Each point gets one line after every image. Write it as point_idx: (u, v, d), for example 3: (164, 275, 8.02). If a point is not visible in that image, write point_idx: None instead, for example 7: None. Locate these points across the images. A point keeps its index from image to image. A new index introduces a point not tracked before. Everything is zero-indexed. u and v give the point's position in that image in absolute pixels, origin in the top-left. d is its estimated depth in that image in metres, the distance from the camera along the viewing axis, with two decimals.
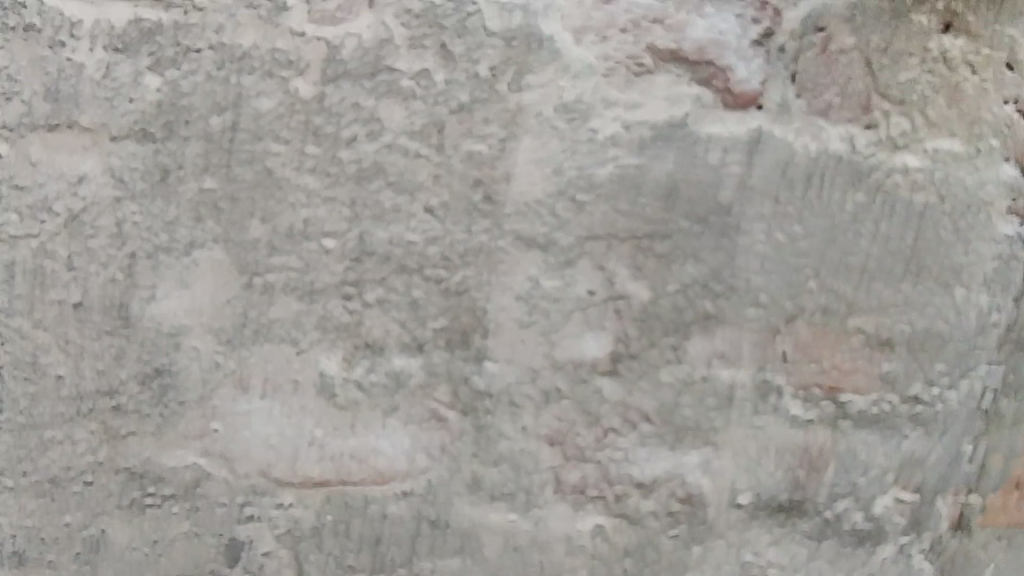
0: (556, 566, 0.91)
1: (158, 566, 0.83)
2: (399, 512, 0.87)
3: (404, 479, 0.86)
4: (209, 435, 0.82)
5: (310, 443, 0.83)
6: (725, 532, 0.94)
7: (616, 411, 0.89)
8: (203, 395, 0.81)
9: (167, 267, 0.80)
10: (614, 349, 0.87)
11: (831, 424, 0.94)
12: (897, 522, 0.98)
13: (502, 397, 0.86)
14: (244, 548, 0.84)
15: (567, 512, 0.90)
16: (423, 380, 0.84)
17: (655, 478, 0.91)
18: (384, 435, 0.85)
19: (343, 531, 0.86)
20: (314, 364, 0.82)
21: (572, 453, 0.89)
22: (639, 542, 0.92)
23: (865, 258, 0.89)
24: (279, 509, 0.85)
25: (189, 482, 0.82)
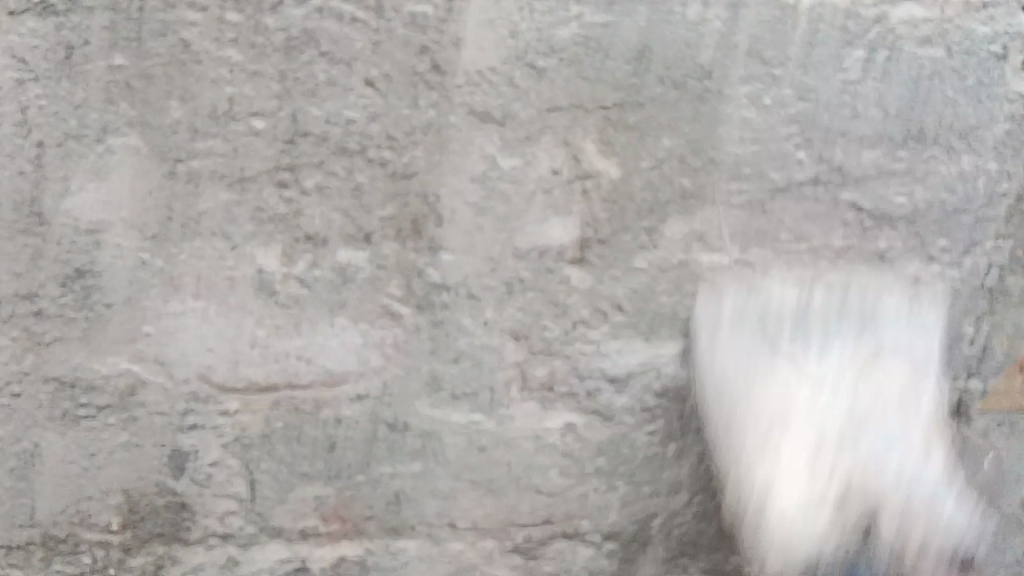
0: (524, 464, 0.88)
1: (98, 477, 0.79)
2: (354, 416, 0.83)
3: (357, 381, 0.81)
4: (141, 338, 0.76)
5: (252, 343, 0.78)
6: (704, 426, 0.90)
7: (585, 302, 0.83)
8: (131, 297, 0.74)
9: (80, 157, 0.70)
10: (583, 235, 0.80)
11: (827, 310, 0.86)
12: None
13: (460, 290, 0.80)
14: (190, 459, 0.81)
15: (534, 410, 0.87)
16: (373, 275, 0.78)
17: (629, 373, 0.86)
18: (332, 334, 0.79)
19: (295, 438, 0.82)
20: (250, 261, 0.75)
21: (538, 347, 0.84)
22: (610, 439, 0.89)
23: (860, 123, 0.81)
24: (224, 417, 0.80)
25: (125, 390, 0.77)
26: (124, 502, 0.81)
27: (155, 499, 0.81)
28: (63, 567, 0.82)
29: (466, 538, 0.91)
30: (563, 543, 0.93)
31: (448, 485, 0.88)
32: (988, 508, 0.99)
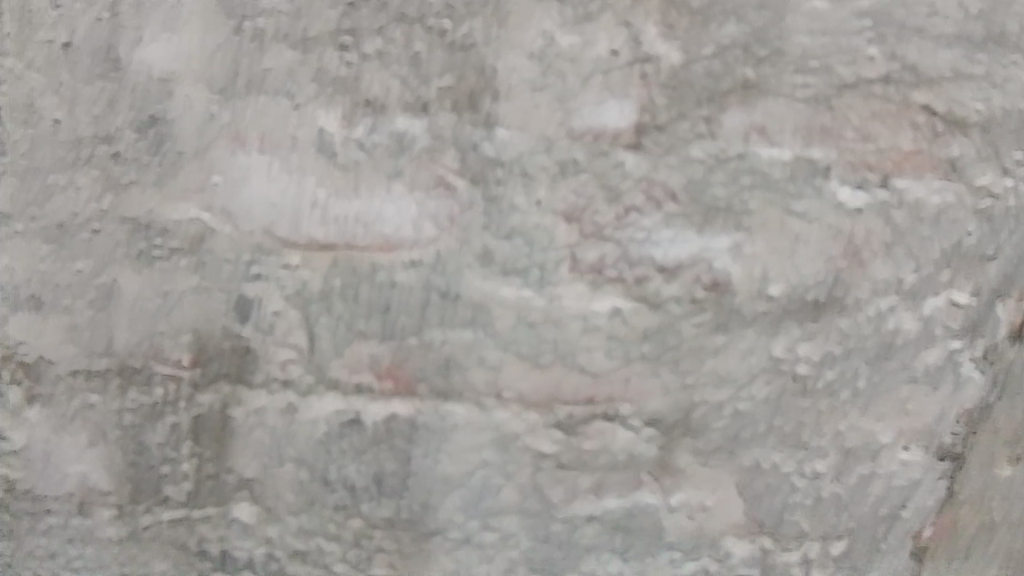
0: (570, 343, 0.91)
1: (171, 316, 0.86)
2: (408, 282, 0.86)
3: (412, 249, 0.85)
4: (210, 189, 0.82)
5: (312, 204, 0.82)
6: (753, 322, 0.91)
7: (640, 188, 0.84)
8: (200, 148, 0.80)
9: (152, 8, 0.77)
10: (639, 120, 0.83)
11: (883, 214, 0.87)
12: (946, 326, 0.94)
13: (513, 167, 0.83)
14: (255, 307, 0.86)
15: (582, 292, 0.89)
16: (429, 145, 0.82)
17: (679, 264, 0.87)
18: (390, 201, 0.83)
19: (352, 296, 0.87)
20: (312, 121, 0.80)
21: (590, 231, 0.86)
22: (657, 326, 0.91)
23: (938, 18, 0.83)
24: (286, 271, 0.85)
25: (194, 236, 0.83)
26: (194, 342, 0.87)
27: (222, 341, 0.87)
28: (138, 396, 0.89)
29: (510, 409, 0.94)
30: (604, 425, 0.96)
31: (495, 357, 0.91)
32: None
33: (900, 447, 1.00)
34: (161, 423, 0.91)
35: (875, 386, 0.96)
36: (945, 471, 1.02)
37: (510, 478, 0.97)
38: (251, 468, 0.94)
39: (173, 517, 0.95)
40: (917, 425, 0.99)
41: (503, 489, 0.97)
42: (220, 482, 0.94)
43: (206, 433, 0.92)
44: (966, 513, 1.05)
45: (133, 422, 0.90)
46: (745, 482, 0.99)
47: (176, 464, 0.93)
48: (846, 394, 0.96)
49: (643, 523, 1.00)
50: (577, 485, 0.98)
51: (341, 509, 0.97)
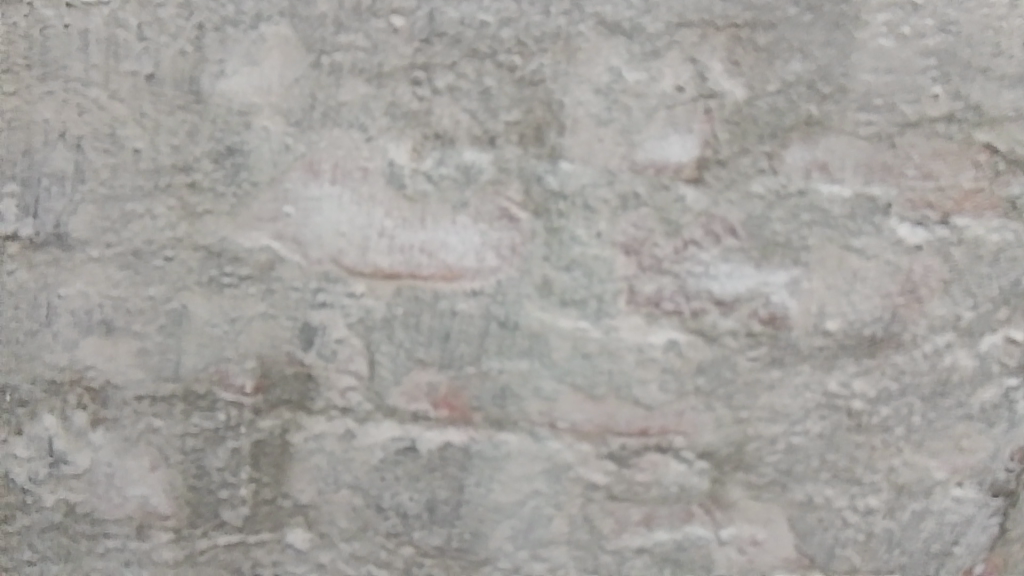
0: (625, 376, 0.92)
1: (237, 341, 0.89)
2: (468, 310, 0.88)
3: (474, 278, 0.87)
4: (282, 218, 0.85)
5: (380, 233, 0.85)
6: (808, 357, 0.92)
7: (698, 222, 0.86)
8: (274, 178, 0.84)
9: (235, 43, 0.81)
10: (702, 154, 0.84)
11: (943, 252, 0.88)
12: (1003, 362, 0.94)
13: (576, 200, 0.85)
14: (319, 333, 0.88)
15: (639, 324, 0.90)
16: (494, 177, 0.84)
17: (736, 296, 0.88)
18: (454, 231, 0.85)
19: (414, 325, 0.88)
20: (382, 154, 0.83)
21: (648, 263, 0.87)
22: (712, 359, 0.92)
23: (1003, 59, 0.84)
24: (350, 298, 0.87)
25: (264, 264, 0.86)
26: (258, 367, 0.90)
27: (286, 366, 0.89)
28: (201, 420, 0.91)
29: (564, 439, 0.94)
30: (656, 456, 0.96)
31: (550, 387, 0.92)
32: None
33: (954, 483, 0.99)
34: (222, 447, 0.92)
35: (931, 423, 0.96)
36: (998, 507, 1.01)
37: (560, 510, 0.97)
38: (307, 493, 0.95)
39: (227, 541, 0.96)
40: (972, 462, 0.99)
41: (554, 520, 0.98)
42: (276, 507, 0.95)
43: (265, 457, 0.93)
44: (1018, 551, 1.04)
45: (194, 446, 0.92)
46: (798, 519, 0.99)
47: (234, 489, 0.94)
48: (900, 429, 0.96)
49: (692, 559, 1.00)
50: (627, 517, 0.98)
51: (392, 537, 0.97)
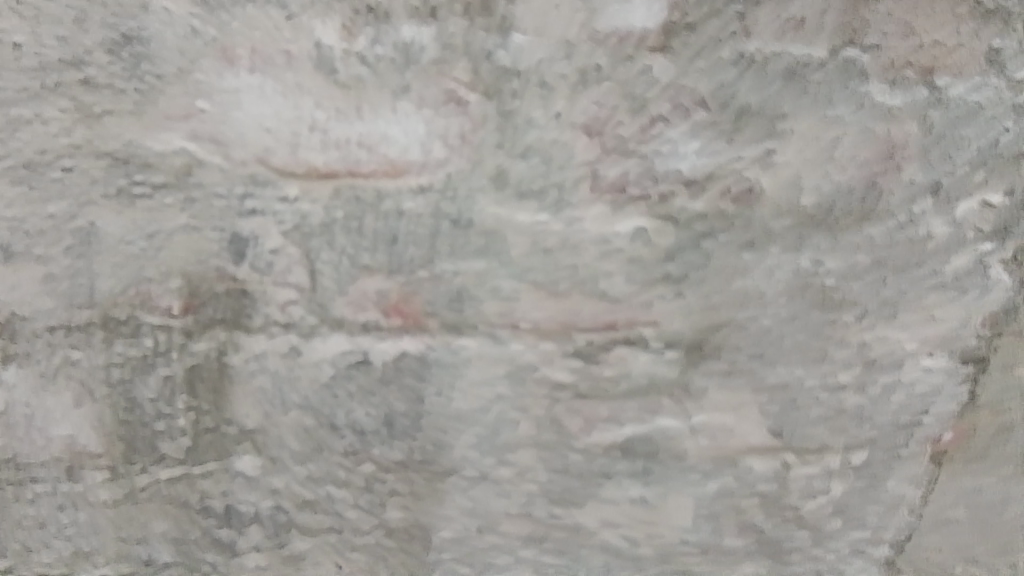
0: (589, 268, 0.86)
1: (158, 259, 0.80)
2: (417, 210, 0.81)
3: (420, 172, 0.79)
4: (197, 115, 0.76)
5: (311, 127, 0.77)
6: (779, 238, 0.87)
7: (665, 96, 0.80)
8: (183, 69, 0.74)
9: None
10: (668, 21, 0.77)
11: (920, 115, 0.84)
12: (978, 228, 0.90)
13: (531, 77, 0.77)
14: (250, 244, 0.80)
15: (603, 213, 0.84)
16: (438, 57, 0.76)
17: (705, 175, 0.83)
18: (396, 121, 0.77)
19: (356, 229, 0.81)
20: (308, 33, 0.74)
21: (612, 145, 0.81)
22: (679, 246, 0.86)
23: None
24: (284, 204, 0.79)
25: (180, 169, 0.77)
26: (185, 287, 0.81)
27: (215, 284, 0.81)
28: (126, 349, 0.83)
29: (526, 340, 0.88)
30: (624, 350, 0.91)
31: (509, 286, 0.85)
32: None
33: (924, 354, 0.96)
34: (153, 376, 0.84)
35: (904, 296, 0.92)
36: (967, 374, 0.98)
37: (526, 412, 0.92)
38: (252, 418, 0.87)
39: (171, 476, 0.89)
40: (941, 332, 0.95)
41: (519, 424, 0.92)
42: (220, 435, 0.88)
43: (202, 384, 0.85)
44: (984, 417, 1.02)
45: (121, 378, 0.84)
46: (770, 407, 0.96)
47: (172, 420, 0.87)
48: (874, 304, 0.92)
49: (663, 451, 0.96)
50: (596, 413, 0.93)
51: (350, 455, 0.91)
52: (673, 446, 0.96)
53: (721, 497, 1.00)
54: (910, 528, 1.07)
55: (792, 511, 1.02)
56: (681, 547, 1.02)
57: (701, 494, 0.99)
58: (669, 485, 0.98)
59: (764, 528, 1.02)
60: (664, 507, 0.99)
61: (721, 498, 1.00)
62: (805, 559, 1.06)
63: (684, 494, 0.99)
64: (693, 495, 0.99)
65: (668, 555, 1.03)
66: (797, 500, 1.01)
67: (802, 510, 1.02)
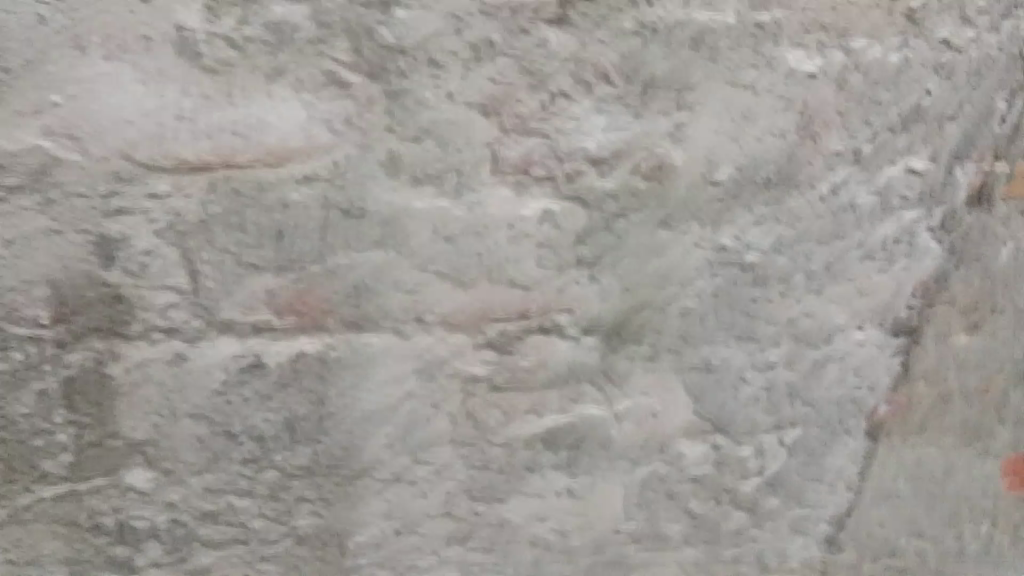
0: (496, 255, 0.81)
1: (18, 268, 0.73)
2: (303, 201, 0.74)
3: (305, 159, 0.73)
4: (49, 110, 0.68)
5: (178, 116, 0.70)
6: (696, 214, 0.83)
7: (566, 70, 0.75)
8: (31, 59, 0.67)
9: None
10: None
11: (837, 79, 0.81)
12: (904, 196, 0.87)
13: (417, 55, 0.72)
14: (120, 246, 0.73)
15: (507, 196, 0.79)
16: (317, 34, 0.70)
17: (612, 152, 0.79)
18: (273, 105, 0.71)
19: (238, 225, 0.74)
20: (168, 15, 0.68)
21: (512, 124, 0.76)
22: (591, 227, 0.82)
23: None
24: (154, 201, 0.72)
25: (36, 168, 0.70)
26: (52, 295, 0.74)
27: (86, 290, 0.74)
28: None
29: (435, 334, 0.83)
30: (540, 339, 0.87)
31: (413, 279, 0.80)
32: (997, 302, 0.98)
33: (854, 329, 0.94)
34: (25, 392, 0.77)
35: (829, 270, 0.89)
36: (901, 347, 0.97)
37: (440, 408, 0.87)
38: (141, 430, 0.81)
39: (56, 494, 0.82)
40: (873, 305, 0.93)
41: (434, 421, 0.87)
42: (107, 450, 0.81)
43: (83, 396, 0.78)
44: (920, 389, 1.02)
45: None
46: (696, 388, 0.94)
47: (52, 437, 0.80)
48: (800, 278, 0.89)
49: (586, 439, 0.93)
50: (513, 405, 0.89)
51: (251, 464, 0.85)
52: (596, 432, 0.93)
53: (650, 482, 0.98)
54: (847, 505, 1.06)
55: (725, 493, 1.01)
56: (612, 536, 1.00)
57: (629, 479, 0.97)
58: (595, 472, 0.96)
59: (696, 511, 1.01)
60: (592, 496, 0.97)
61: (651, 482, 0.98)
62: (737, 539, 1.04)
63: (609, 481, 0.97)
64: (621, 482, 0.97)
65: (601, 546, 1.00)
66: (729, 478, 1.00)
67: (734, 490, 1.01)
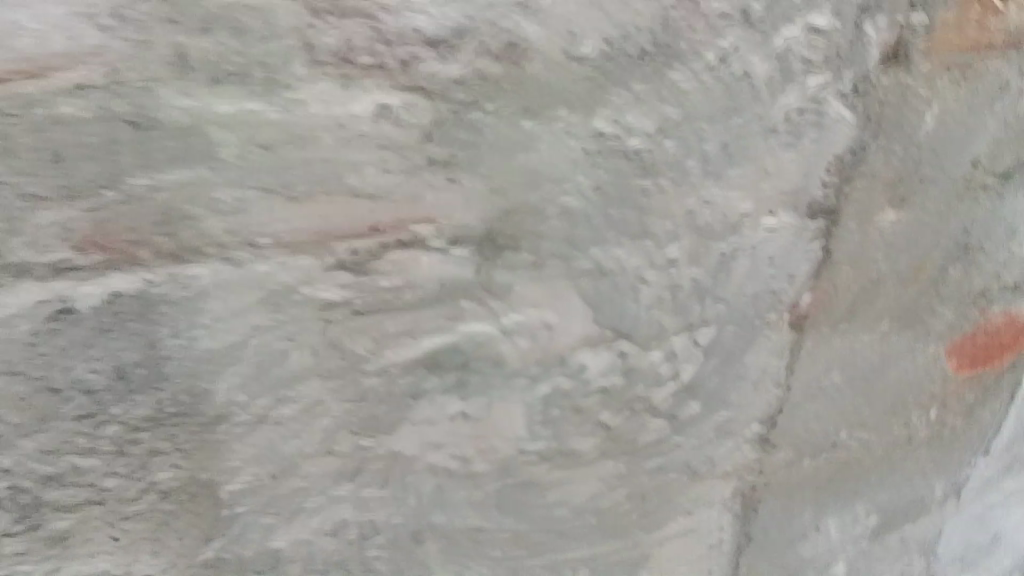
0: (327, 161, 0.70)
1: None
2: (80, 114, 0.63)
3: (72, 65, 0.61)
4: None
5: None
6: (563, 97, 0.73)
7: None
8: None
9: None
10: None
11: None
12: (807, 59, 0.78)
13: None
14: None
15: (332, 92, 0.68)
16: None
17: (450, 32, 0.68)
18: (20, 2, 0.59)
19: (6, 148, 0.62)
20: None
21: (323, 7, 0.64)
22: (439, 121, 0.72)
23: None
24: None
25: None
26: None
27: None
28: None
29: (273, 259, 0.73)
30: (400, 254, 0.77)
31: (233, 196, 0.70)
32: (922, 170, 0.90)
33: (765, 214, 0.87)
34: None
35: (723, 150, 0.81)
36: (820, 230, 0.90)
37: (296, 339, 0.78)
38: None
39: None
40: (783, 185, 0.86)
41: (290, 354, 0.78)
42: None
43: None
44: (846, 274, 0.95)
45: None
46: (594, 292, 0.85)
47: None
48: (694, 163, 0.81)
49: (480, 358, 0.84)
50: (383, 328, 0.80)
51: (87, 420, 0.75)
52: (488, 349, 0.84)
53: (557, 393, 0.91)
54: (780, 400, 1.04)
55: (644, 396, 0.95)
56: (517, 449, 0.95)
57: (534, 394, 0.90)
58: (493, 389, 0.88)
59: (610, 417, 0.96)
60: (491, 416, 0.90)
61: (555, 393, 0.91)
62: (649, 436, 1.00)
63: (513, 399, 0.89)
64: (523, 399, 0.90)
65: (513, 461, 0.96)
66: (644, 381, 0.94)
67: (653, 394, 0.96)
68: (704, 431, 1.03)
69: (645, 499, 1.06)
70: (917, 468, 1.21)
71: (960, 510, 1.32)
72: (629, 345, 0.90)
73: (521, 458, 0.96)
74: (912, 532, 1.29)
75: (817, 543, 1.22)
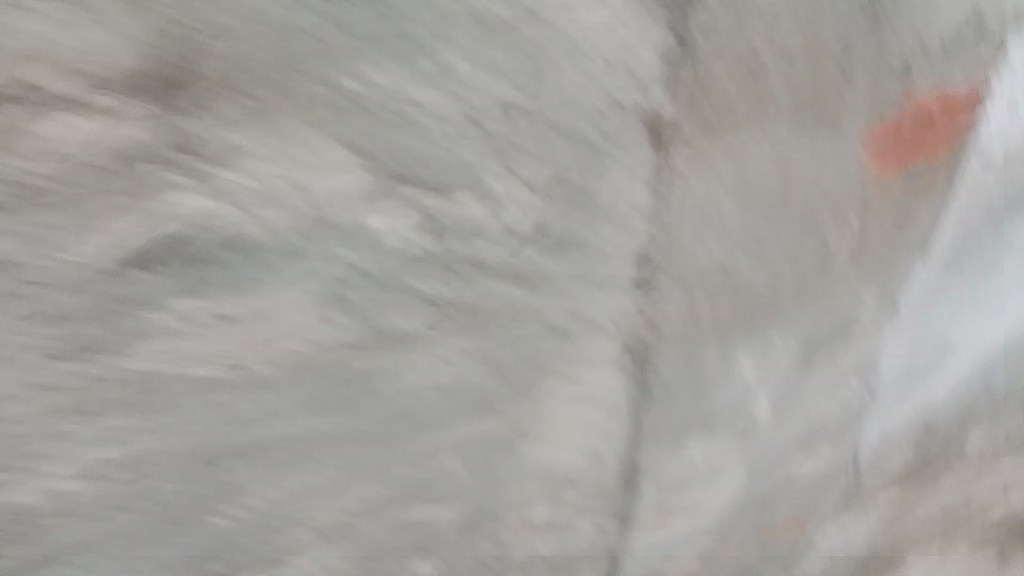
0: None
1: None
2: None
3: None
4: None
5: None
6: None
7: None
8: None
9: None
10: None
11: None
12: None
13: None
14: None
15: None
16: None
17: None
18: None
19: None
20: None
21: None
22: None
23: None
24: None
25: None
26: None
27: None
28: None
29: None
30: (36, 120, 0.54)
31: None
32: None
33: None
34: None
35: None
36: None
37: None
38: None
39: None
40: None
41: None
42: None
43: None
44: (706, 57, 0.73)
45: None
46: (348, 128, 0.64)
47: None
48: None
49: (225, 249, 0.65)
50: (48, 225, 0.58)
51: None
52: (229, 237, 0.64)
53: (350, 278, 0.72)
54: (651, 232, 0.83)
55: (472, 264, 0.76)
56: (329, 357, 0.76)
57: (319, 284, 0.71)
58: (261, 289, 0.69)
59: (435, 298, 0.77)
60: (261, 309, 0.70)
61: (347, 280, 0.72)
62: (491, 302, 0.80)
63: (293, 296, 0.70)
64: (295, 285, 0.70)
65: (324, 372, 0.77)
66: (469, 247, 0.75)
67: (486, 262, 0.77)
68: (568, 297, 0.84)
69: (506, 371, 0.87)
70: (840, 285, 1.02)
71: (900, 329, 1.14)
72: (433, 207, 0.71)
73: (334, 368, 0.77)
74: (842, 359, 1.13)
75: (733, 386, 1.07)
